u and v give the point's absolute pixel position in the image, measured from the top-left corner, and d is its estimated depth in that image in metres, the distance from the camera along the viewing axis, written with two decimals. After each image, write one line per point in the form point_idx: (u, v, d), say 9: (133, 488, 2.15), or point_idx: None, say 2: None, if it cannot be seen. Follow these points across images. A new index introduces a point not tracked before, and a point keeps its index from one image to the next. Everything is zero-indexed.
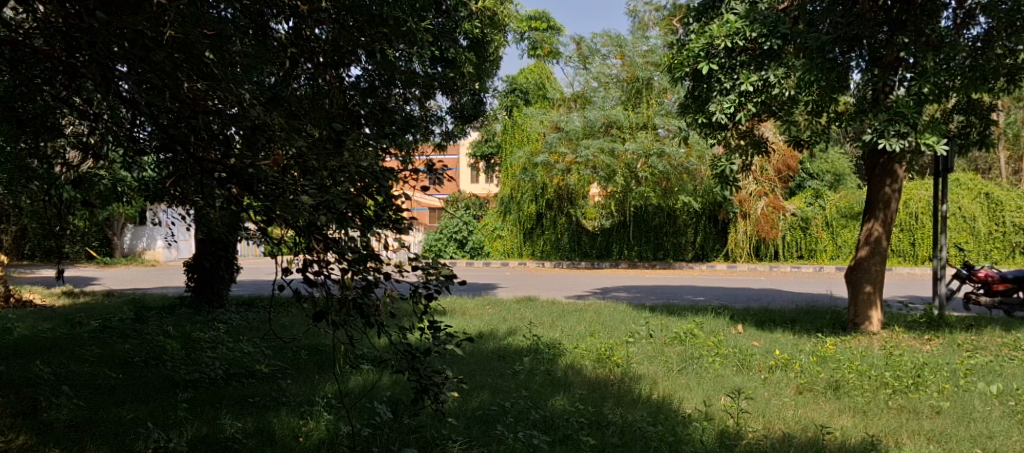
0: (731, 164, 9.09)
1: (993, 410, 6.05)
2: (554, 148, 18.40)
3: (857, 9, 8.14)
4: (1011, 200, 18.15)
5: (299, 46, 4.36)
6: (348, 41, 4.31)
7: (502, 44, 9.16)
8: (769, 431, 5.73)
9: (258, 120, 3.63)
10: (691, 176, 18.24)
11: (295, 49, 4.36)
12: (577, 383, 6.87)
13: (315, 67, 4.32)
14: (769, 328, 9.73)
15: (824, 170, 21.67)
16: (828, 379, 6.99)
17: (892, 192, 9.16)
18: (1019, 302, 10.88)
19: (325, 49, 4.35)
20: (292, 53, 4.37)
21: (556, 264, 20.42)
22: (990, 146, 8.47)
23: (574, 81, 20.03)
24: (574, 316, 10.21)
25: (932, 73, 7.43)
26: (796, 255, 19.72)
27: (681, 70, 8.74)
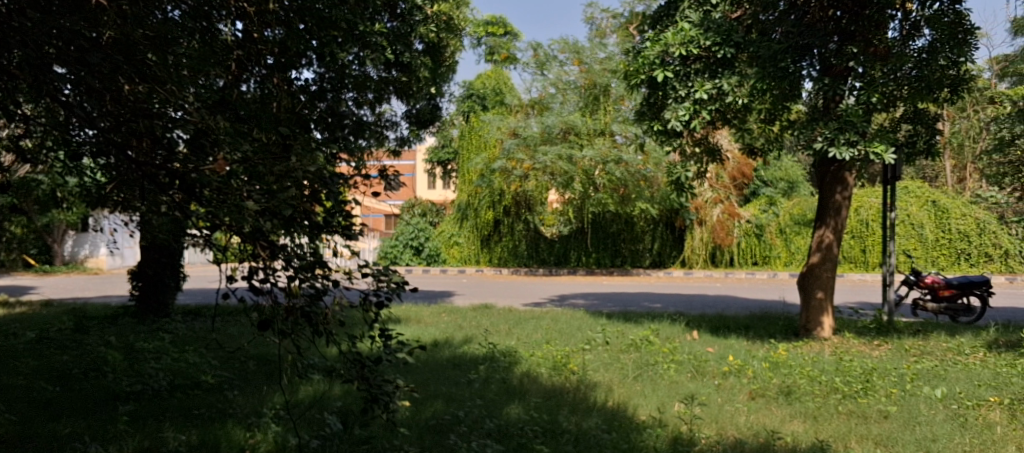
0: (687, 171, 9.17)
1: (937, 413, 6.16)
2: (511, 154, 18.33)
3: (807, 19, 8.27)
4: (957, 207, 18.59)
5: (247, 49, 4.35)
6: (296, 43, 4.56)
7: (458, 49, 9.12)
8: (722, 436, 5.77)
9: (202, 124, 3.55)
10: (649, 183, 18.35)
11: (243, 52, 4.35)
12: (532, 391, 6.85)
13: (266, 71, 4.34)
14: (723, 335, 9.82)
15: (777, 178, 22.08)
16: (780, 385, 7.08)
17: (843, 199, 9.30)
18: (964, 308, 11.13)
19: (273, 52, 4.39)
20: (239, 56, 4.35)
21: (513, 271, 20.44)
22: (935, 155, 8.74)
23: (531, 87, 20.04)
24: (530, 324, 10.18)
25: (878, 84, 7.68)
26: (752, 261, 19.84)
27: (637, 78, 8.74)
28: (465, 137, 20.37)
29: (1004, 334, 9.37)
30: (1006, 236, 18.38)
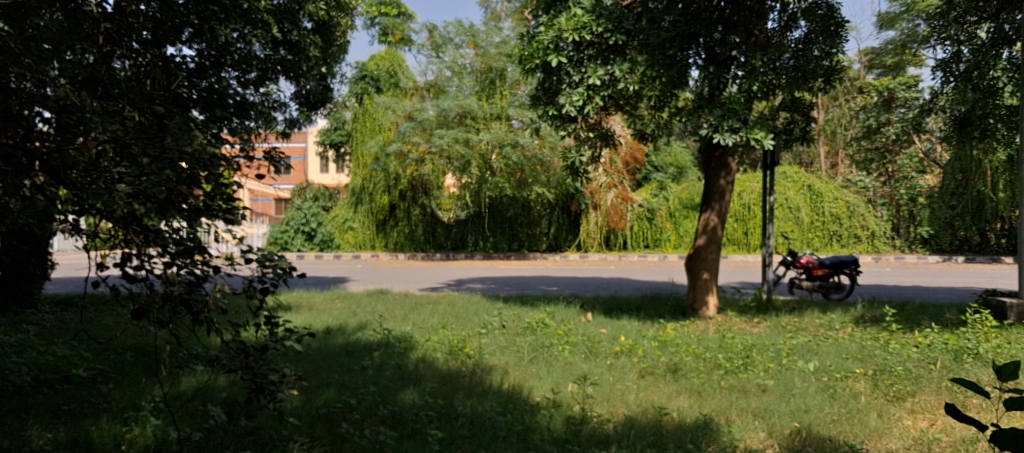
0: (581, 156, 9.30)
1: (810, 386, 6.50)
2: (407, 137, 18.21)
3: (693, 9, 8.50)
4: (830, 191, 19.51)
5: (117, 22, 3.88)
6: (171, 17, 3.88)
7: (350, 29, 8.94)
8: (613, 414, 5.92)
9: (64, 101, 3.30)
10: (545, 167, 18.57)
11: (110, 26, 3.85)
12: (427, 376, 6.86)
13: (140, 46, 3.93)
14: (616, 316, 10.07)
15: (666, 164, 22.66)
16: (668, 363, 7.32)
17: (726, 184, 9.66)
18: (835, 286, 11.78)
19: (146, 25, 3.92)
20: (107, 29, 3.85)
21: (410, 256, 20.40)
22: (810, 141, 9.25)
23: (427, 69, 19.90)
24: (427, 309, 10.16)
25: (759, 73, 8.06)
26: (643, 244, 20.39)
27: (532, 63, 8.80)
28: (358, 120, 20.13)
29: (871, 310, 9.97)
30: (872, 218, 19.81)
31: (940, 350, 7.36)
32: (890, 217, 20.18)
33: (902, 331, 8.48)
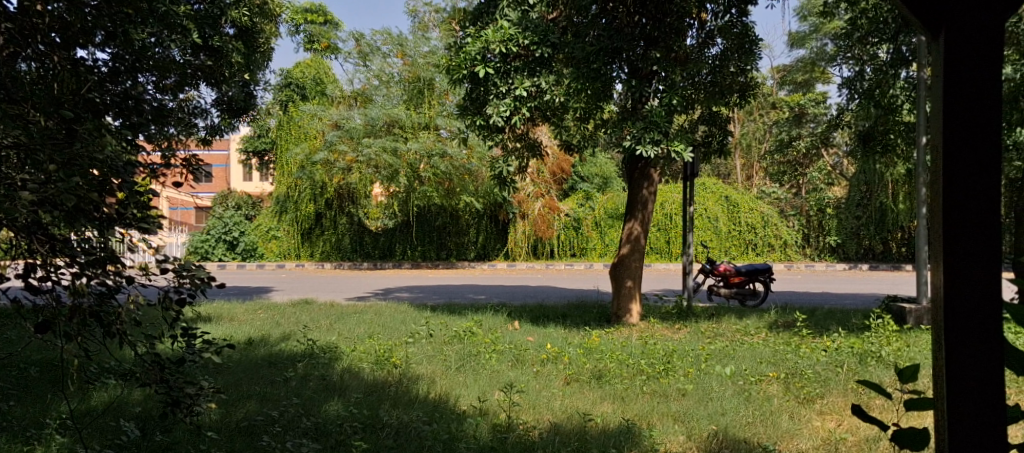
0: (508, 166, 9.40)
1: (726, 389, 6.69)
2: (334, 146, 18.08)
3: (616, 24, 8.66)
4: (746, 202, 20.01)
5: (19, 22, 3.48)
6: (81, 20, 3.58)
7: (273, 36, 8.83)
8: (538, 421, 5.99)
9: None
10: (472, 177, 18.61)
11: (12, 26, 3.46)
12: (352, 387, 6.82)
13: (48, 47, 3.52)
14: (543, 324, 10.16)
15: (592, 174, 22.92)
16: (592, 370, 7.43)
17: (649, 194, 9.90)
18: (751, 292, 12.20)
19: (54, 27, 3.56)
20: (8, 29, 3.46)
21: (336, 265, 20.27)
22: (726, 154, 9.67)
23: (354, 77, 19.77)
24: (353, 318, 10.09)
25: (678, 88, 8.34)
26: (570, 253, 20.61)
27: (459, 73, 8.86)
28: (282, 128, 19.87)
29: (784, 316, 10.33)
30: (784, 228, 20.28)
31: (847, 354, 7.67)
32: (800, 227, 20.82)
33: (812, 336, 8.80)
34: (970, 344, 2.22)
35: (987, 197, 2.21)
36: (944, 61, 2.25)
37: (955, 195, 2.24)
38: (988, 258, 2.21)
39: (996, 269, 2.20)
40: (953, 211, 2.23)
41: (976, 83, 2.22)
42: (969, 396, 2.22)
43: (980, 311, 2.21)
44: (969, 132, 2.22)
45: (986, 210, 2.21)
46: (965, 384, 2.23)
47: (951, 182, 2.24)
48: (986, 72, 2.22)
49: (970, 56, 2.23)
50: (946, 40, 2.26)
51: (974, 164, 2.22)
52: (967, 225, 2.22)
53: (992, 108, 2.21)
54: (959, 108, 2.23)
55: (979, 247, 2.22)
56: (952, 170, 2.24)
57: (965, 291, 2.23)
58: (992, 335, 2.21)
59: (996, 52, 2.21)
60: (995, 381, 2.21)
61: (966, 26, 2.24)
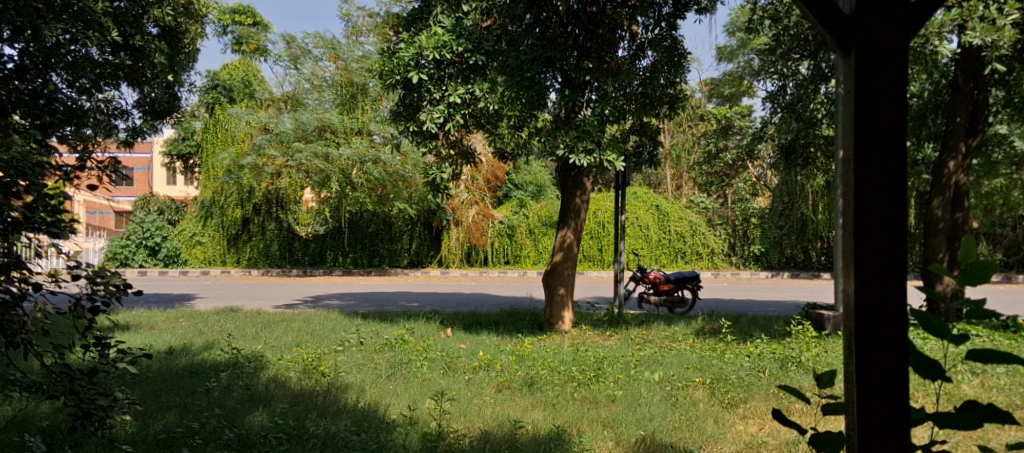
0: (442, 173, 9.36)
1: (655, 395, 6.78)
2: (262, 150, 17.79)
3: (550, 35, 8.76)
4: (675, 211, 20.29)
5: None
6: None
7: (199, 36, 8.60)
8: (469, 429, 5.95)
9: None
10: (406, 183, 18.49)
11: None
12: (279, 396, 6.68)
13: None
14: (475, 331, 10.13)
15: (526, 182, 22.98)
16: (524, 377, 7.43)
17: (582, 202, 9.99)
18: (679, 300, 12.43)
19: None
20: None
21: (264, 272, 19.89)
22: (656, 164, 9.90)
23: (284, 80, 19.39)
24: (280, 326, 9.90)
25: (610, 98, 8.58)
26: (504, 261, 20.57)
27: (392, 78, 8.78)
28: (208, 131, 19.52)
29: (710, 323, 10.51)
30: (712, 237, 20.63)
31: (769, 359, 7.83)
32: (727, 236, 21.25)
33: (737, 342, 8.97)
34: (880, 347, 2.34)
35: (895, 207, 2.33)
36: (857, 70, 2.36)
37: (865, 203, 2.34)
38: (897, 263, 2.33)
39: (903, 277, 2.33)
40: (867, 217, 2.33)
41: (883, 95, 2.34)
42: (877, 396, 2.34)
43: (888, 314, 2.34)
44: (878, 144, 2.34)
45: (896, 217, 2.33)
46: (874, 385, 2.34)
47: (862, 190, 2.34)
48: (893, 84, 2.34)
49: (878, 69, 2.35)
50: (858, 52, 2.37)
51: (883, 173, 2.34)
52: (876, 229, 2.34)
53: (901, 119, 2.34)
54: (869, 118, 2.34)
55: (886, 253, 2.34)
56: (863, 181, 2.34)
57: (873, 294, 2.34)
58: (899, 339, 2.34)
59: (902, 67, 2.34)
60: (901, 384, 2.33)
61: (875, 39, 2.36)
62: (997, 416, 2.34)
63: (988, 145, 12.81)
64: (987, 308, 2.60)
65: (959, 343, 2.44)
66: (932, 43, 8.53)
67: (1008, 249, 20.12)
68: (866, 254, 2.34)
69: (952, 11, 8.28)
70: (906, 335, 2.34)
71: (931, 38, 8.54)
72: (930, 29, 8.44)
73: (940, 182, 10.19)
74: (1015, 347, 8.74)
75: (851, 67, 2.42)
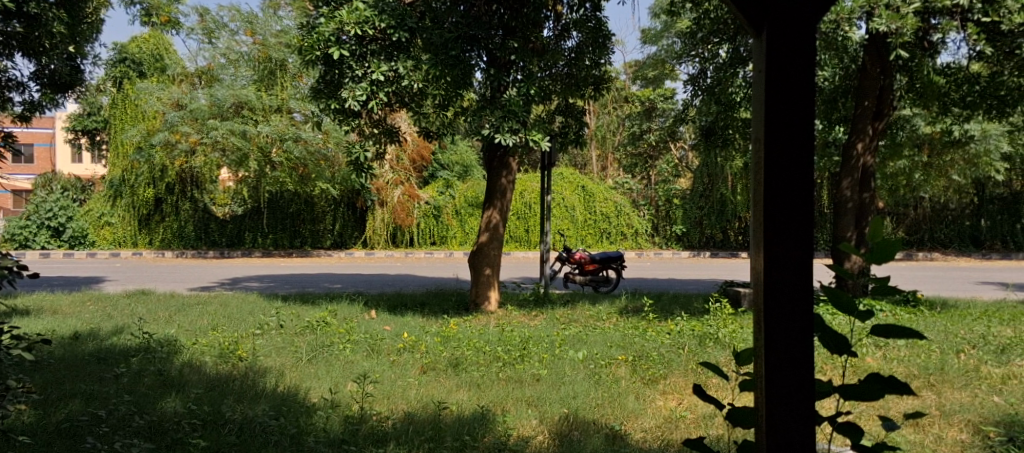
0: (366, 151, 9.18)
1: (579, 373, 6.79)
2: (175, 127, 17.17)
3: (475, 13, 8.77)
4: (601, 191, 20.42)
5: None
6: None
7: (103, 5, 8.16)
8: (392, 411, 5.86)
9: None
10: (329, 163, 18.12)
11: None
12: (193, 381, 6.45)
13: None
14: (400, 312, 10.01)
15: (452, 162, 22.76)
16: (449, 358, 7.37)
17: (508, 183, 9.95)
18: (603, 280, 12.55)
19: None
20: None
21: (178, 254, 19.30)
22: (583, 144, 9.88)
23: (198, 55, 18.58)
24: (195, 309, 9.59)
25: (534, 78, 8.63)
26: (429, 242, 20.38)
27: (311, 54, 8.46)
28: (116, 106, 18.80)
29: (633, 301, 10.62)
30: (636, 217, 20.88)
31: (688, 337, 7.95)
32: (650, 216, 21.49)
33: (658, 321, 9.07)
34: (786, 315, 2.73)
35: (801, 194, 2.73)
36: (767, 68, 2.75)
37: (775, 189, 2.74)
38: (803, 243, 2.73)
39: (810, 256, 2.72)
40: (776, 199, 2.73)
41: (791, 94, 2.74)
42: (785, 359, 2.73)
43: (795, 287, 2.73)
44: (788, 137, 2.73)
45: (803, 198, 2.73)
46: (782, 349, 2.74)
47: (772, 178, 2.74)
48: (800, 83, 2.74)
49: (787, 68, 2.75)
50: (769, 50, 2.75)
51: (788, 161, 2.74)
52: (784, 211, 2.74)
53: (808, 115, 2.74)
54: (780, 113, 2.74)
55: (794, 232, 2.73)
56: (774, 168, 2.74)
57: (783, 269, 2.73)
58: (806, 310, 2.73)
59: (807, 69, 2.74)
60: (807, 350, 2.73)
61: (785, 43, 2.75)
62: (894, 384, 2.81)
63: (893, 128, 13.24)
64: (889, 284, 2.86)
65: (864, 319, 2.73)
66: (842, 28, 8.78)
67: (909, 228, 20.91)
68: (775, 233, 2.73)
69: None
70: (812, 306, 2.74)
71: (842, 24, 8.77)
72: (840, 14, 8.68)
73: (850, 163, 10.47)
74: (917, 321, 9.09)
75: (761, 64, 2.80)
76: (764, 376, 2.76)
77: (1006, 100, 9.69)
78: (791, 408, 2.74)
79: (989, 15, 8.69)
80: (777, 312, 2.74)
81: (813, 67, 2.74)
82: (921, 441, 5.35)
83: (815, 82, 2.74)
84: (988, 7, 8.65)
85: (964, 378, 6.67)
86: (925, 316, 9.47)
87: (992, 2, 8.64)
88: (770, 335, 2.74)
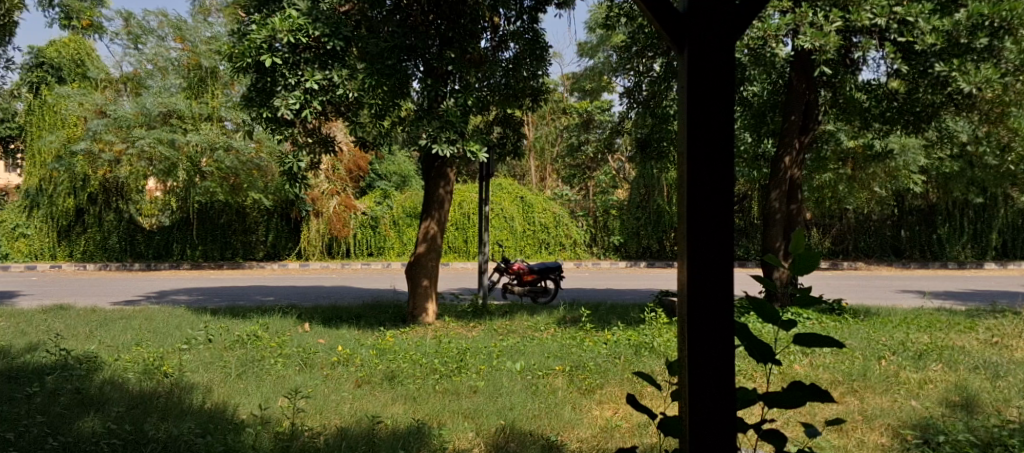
0: (300, 161, 8.97)
1: (517, 384, 6.71)
2: (98, 135, 16.66)
3: (411, 23, 8.76)
4: (539, 202, 20.43)
5: None
6: None
7: (17, 8, 7.85)
8: (325, 427, 5.69)
9: None
10: (262, 172, 17.76)
11: None
12: (114, 399, 6.18)
13: None
14: (335, 325, 9.81)
15: (389, 172, 22.54)
16: (385, 371, 7.21)
17: (445, 193, 9.84)
18: (542, 290, 12.52)
19: None
20: None
21: (99, 267, 18.90)
22: (521, 155, 9.97)
23: (122, 60, 17.97)
24: (118, 324, 9.24)
25: (473, 89, 8.55)
26: (366, 253, 20.05)
27: (243, 62, 8.28)
28: (35, 113, 18.12)
29: (571, 312, 10.58)
30: (574, 228, 20.95)
31: (625, 346, 7.94)
32: (588, 227, 21.57)
33: (595, 331, 9.07)
34: (709, 314, 3.16)
35: (721, 208, 3.17)
36: (690, 96, 3.18)
37: (698, 193, 3.17)
38: (724, 251, 3.16)
39: (731, 262, 3.16)
40: (699, 211, 3.16)
41: (712, 118, 3.18)
42: (707, 345, 3.17)
43: (717, 281, 3.17)
44: (710, 156, 3.18)
45: (722, 211, 3.17)
46: (706, 345, 3.17)
47: (696, 193, 3.17)
48: (721, 110, 3.18)
49: (707, 84, 3.19)
50: (692, 82, 3.19)
51: (711, 178, 3.18)
52: (705, 221, 3.17)
53: (728, 138, 3.18)
54: (702, 135, 3.18)
55: (716, 231, 3.17)
56: (698, 184, 3.17)
57: (705, 264, 3.17)
58: (727, 311, 3.17)
59: (726, 99, 3.18)
60: (730, 343, 3.17)
61: (705, 64, 3.19)
62: (815, 392, 3.17)
63: (818, 142, 13.57)
64: (814, 295, 3.10)
65: (787, 329, 3.02)
66: (770, 45, 8.86)
67: (835, 238, 21.44)
68: (698, 241, 3.16)
69: (787, 15, 8.72)
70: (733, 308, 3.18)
71: (770, 40, 8.85)
72: (767, 31, 8.81)
73: (778, 176, 10.65)
74: (842, 329, 9.27)
75: (684, 93, 3.24)
76: (689, 369, 3.18)
77: (921, 116, 9.94)
78: (712, 397, 3.17)
79: (904, 35, 8.96)
80: (701, 312, 3.17)
81: (732, 96, 3.18)
82: (844, 445, 5.42)
83: (734, 110, 3.18)
84: (902, 27, 8.89)
85: (884, 383, 6.80)
86: (850, 324, 9.67)
87: (906, 23, 8.89)
88: (694, 332, 3.17)
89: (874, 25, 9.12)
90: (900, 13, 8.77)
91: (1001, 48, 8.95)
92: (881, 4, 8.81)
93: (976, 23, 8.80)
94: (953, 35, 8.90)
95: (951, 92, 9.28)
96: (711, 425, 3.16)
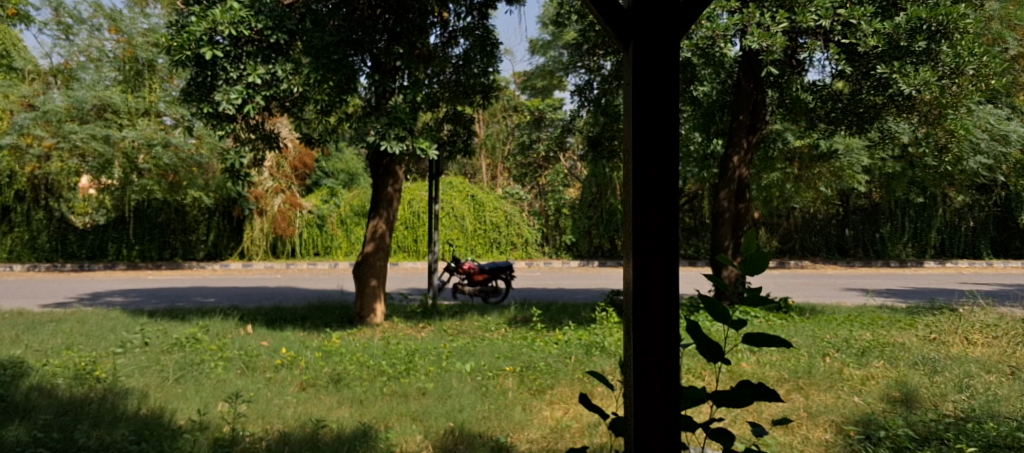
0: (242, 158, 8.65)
1: (466, 385, 6.52)
2: (25, 129, 15.94)
3: (358, 16, 8.46)
4: (490, 201, 20.29)
5: None
6: None
7: None
8: (267, 432, 5.44)
9: None
10: (202, 170, 17.37)
11: None
12: (42, 406, 5.84)
13: None
14: (278, 327, 9.50)
15: (337, 170, 22.19)
16: (330, 373, 6.97)
17: (394, 191, 9.63)
18: (493, 290, 12.35)
19: None
20: None
21: (26, 267, 18.41)
22: (471, 153, 9.76)
23: (51, 52, 17.08)
24: (47, 328, 8.81)
25: (421, 85, 8.31)
26: (313, 252, 19.60)
27: (181, 55, 7.88)
28: None
29: (521, 311, 10.44)
30: (525, 227, 20.85)
31: (576, 346, 7.83)
32: (540, 226, 21.47)
33: (546, 330, 8.94)
34: (654, 317, 3.00)
35: (666, 208, 3.01)
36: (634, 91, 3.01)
37: (642, 192, 3.00)
38: (670, 252, 3.00)
39: (675, 263, 3.00)
40: (643, 211, 3.00)
41: (656, 113, 3.01)
42: (652, 349, 3.01)
43: (661, 284, 3.00)
44: (654, 152, 3.01)
45: (668, 211, 3.00)
46: (651, 348, 3.01)
47: (640, 192, 3.00)
48: (665, 106, 3.00)
49: (652, 79, 3.02)
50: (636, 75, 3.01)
51: (655, 177, 3.01)
52: (650, 222, 3.00)
53: (672, 135, 3.01)
54: (646, 131, 3.01)
55: (660, 230, 3.00)
56: (642, 183, 3.00)
57: (651, 264, 3.01)
58: (672, 313, 3.01)
59: (671, 93, 3.00)
60: (676, 346, 3.01)
61: (649, 57, 3.01)
62: (763, 391, 3.05)
63: (765, 142, 13.66)
64: (763, 295, 2.98)
65: (737, 328, 2.90)
66: (718, 45, 8.84)
67: (782, 238, 21.66)
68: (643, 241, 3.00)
69: (734, 15, 8.68)
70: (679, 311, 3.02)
71: (718, 41, 8.83)
72: (715, 31, 8.75)
73: (726, 175, 10.70)
74: (787, 327, 9.30)
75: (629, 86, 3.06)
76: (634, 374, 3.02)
77: (864, 116, 9.87)
78: (659, 402, 3.01)
79: (847, 37, 9.03)
80: (646, 315, 3.01)
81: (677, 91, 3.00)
82: (790, 442, 5.36)
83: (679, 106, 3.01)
84: (845, 29, 8.98)
85: (828, 380, 6.78)
86: (796, 322, 9.70)
87: (850, 25, 8.97)
88: (639, 335, 3.01)
89: (819, 26, 9.22)
90: (842, 15, 8.85)
91: (939, 51, 8.89)
92: (825, 6, 8.76)
93: (915, 27, 8.78)
94: (893, 38, 8.88)
95: (892, 94, 9.24)
96: (657, 427, 3.01)
